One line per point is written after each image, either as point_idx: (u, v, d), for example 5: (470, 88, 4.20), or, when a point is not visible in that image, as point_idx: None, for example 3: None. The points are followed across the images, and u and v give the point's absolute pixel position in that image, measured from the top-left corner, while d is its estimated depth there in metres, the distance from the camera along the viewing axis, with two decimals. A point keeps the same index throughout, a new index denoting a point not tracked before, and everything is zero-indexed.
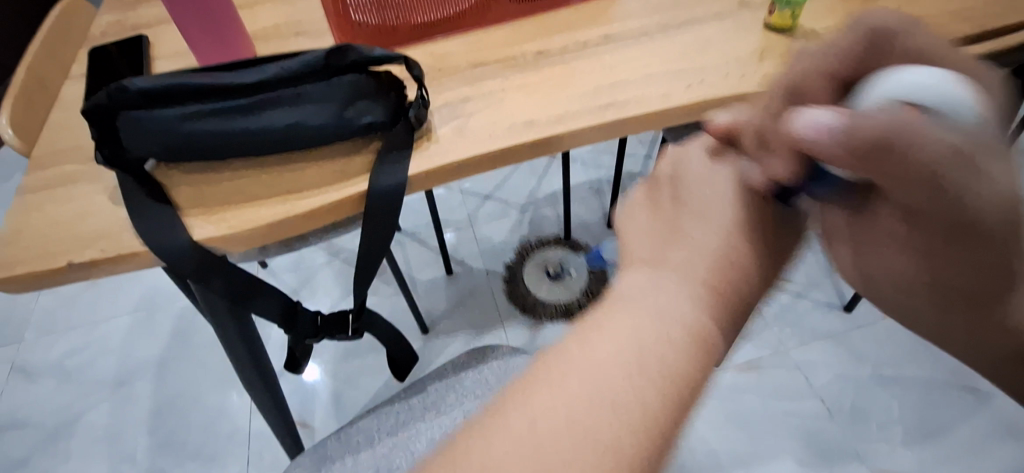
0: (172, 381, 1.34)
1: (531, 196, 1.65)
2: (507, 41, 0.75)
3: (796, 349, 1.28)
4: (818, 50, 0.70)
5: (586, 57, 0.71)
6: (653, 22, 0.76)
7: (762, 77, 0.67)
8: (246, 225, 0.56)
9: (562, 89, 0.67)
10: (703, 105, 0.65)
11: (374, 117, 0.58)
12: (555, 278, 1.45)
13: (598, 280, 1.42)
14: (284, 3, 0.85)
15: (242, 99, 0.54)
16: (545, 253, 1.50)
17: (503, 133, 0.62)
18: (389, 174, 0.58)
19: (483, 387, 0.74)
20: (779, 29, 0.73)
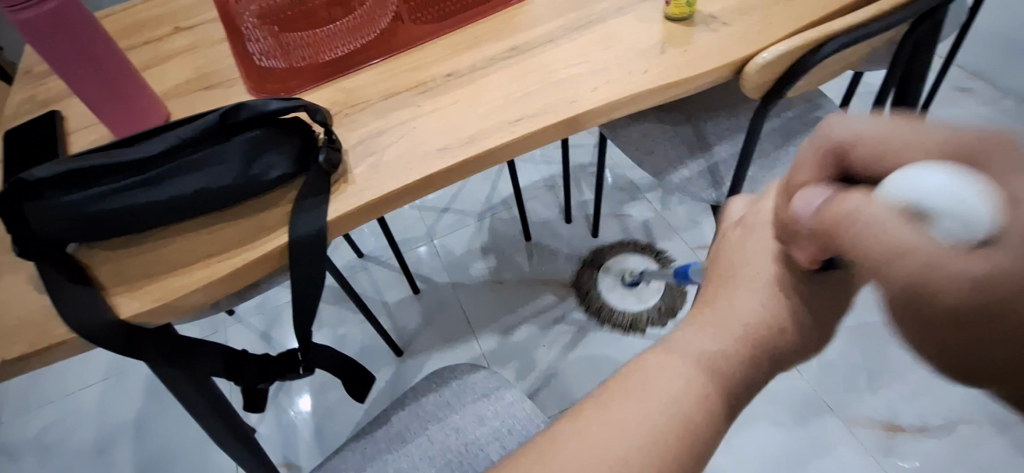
0: (153, 442, 1.33)
1: (488, 201, 1.66)
2: (417, 66, 0.75)
3: None
4: (716, 33, 0.72)
5: (494, 73, 0.72)
6: (559, 26, 0.78)
7: (665, 68, 0.69)
8: (169, 295, 0.56)
9: (472, 110, 0.67)
10: (610, 106, 0.66)
11: (283, 167, 0.59)
12: (630, 285, 1.38)
13: (675, 295, 1.36)
14: (193, 56, 0.85)
15: (145, 171, 0.55)
16: (620, 259, 1.44)
17: (417, 163, 0.63)
18: (307, 222, 0.58)
19: (444, 408, 0.75)
20: (676, 18, 0.75)
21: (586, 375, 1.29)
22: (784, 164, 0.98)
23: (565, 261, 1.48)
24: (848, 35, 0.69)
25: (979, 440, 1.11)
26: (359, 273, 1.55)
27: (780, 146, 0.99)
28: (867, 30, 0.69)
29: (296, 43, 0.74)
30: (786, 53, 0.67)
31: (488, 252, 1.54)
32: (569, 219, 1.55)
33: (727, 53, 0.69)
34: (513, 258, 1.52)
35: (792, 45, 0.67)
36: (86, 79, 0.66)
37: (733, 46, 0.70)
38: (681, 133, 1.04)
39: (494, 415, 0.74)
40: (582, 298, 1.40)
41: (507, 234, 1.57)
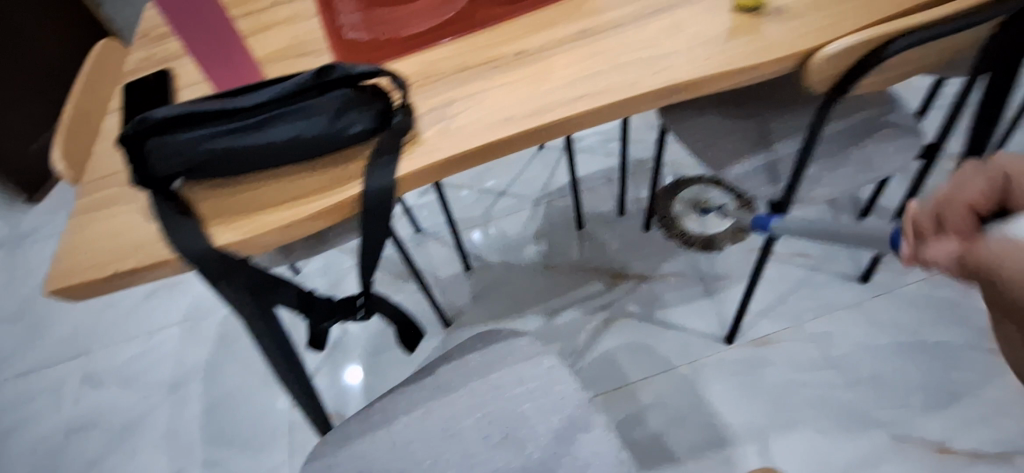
0: (222, 382, 1.46)
1: (545, 189, 1.69)
2: (489, 44, 0.80)
3: (811, 321, 1.29)
4: (786, 25, 0.73)
5: (562, 53, 0.76)
6: (629, 11, 0.80)
7: (729, 56, 0.70)
8: (256, 230, 0.63)
9: (538, 85, 0.72)
10: (671, 89, 0.69)
11: (362, 125, 0.65)
12: (703, 212, 1.52)
13: (738, 231, 1.47)
14: (288, 26, 0.93)
15: (249, 119, 0.62)
16: (689, 190, 1.57)
17: (483, 131, 0.68)
18: (380, 176, 0.64)
19: (487, 367, 0.80)
20: (746, 9, 0.75)
21: (627, 364, 1.30)
22: (850, 165, 0.95)
23: (615, 252, 1.50)
24: (920, 32, 0.68)
25: None
26: (416, 247, 1.63)
27: (847, 146, 0.97)
28: (934, 30, 0.69)
29: None
30: (855, 46, 0.67)
31: (541, 237, 1.58)
32: (623, 211, 1.56)
33: (795, 44, 0.70)
34: (564, 245, 1.55)
35: (861, 39, 0.67)
36: (196, 35, 0.75)
37: (802, 38, 0.71)
38: (744, 128, 1.04)
39: (534, 378, 0.78)
40: (665, 222, 1.52)
41: (560, 222, 1.60)
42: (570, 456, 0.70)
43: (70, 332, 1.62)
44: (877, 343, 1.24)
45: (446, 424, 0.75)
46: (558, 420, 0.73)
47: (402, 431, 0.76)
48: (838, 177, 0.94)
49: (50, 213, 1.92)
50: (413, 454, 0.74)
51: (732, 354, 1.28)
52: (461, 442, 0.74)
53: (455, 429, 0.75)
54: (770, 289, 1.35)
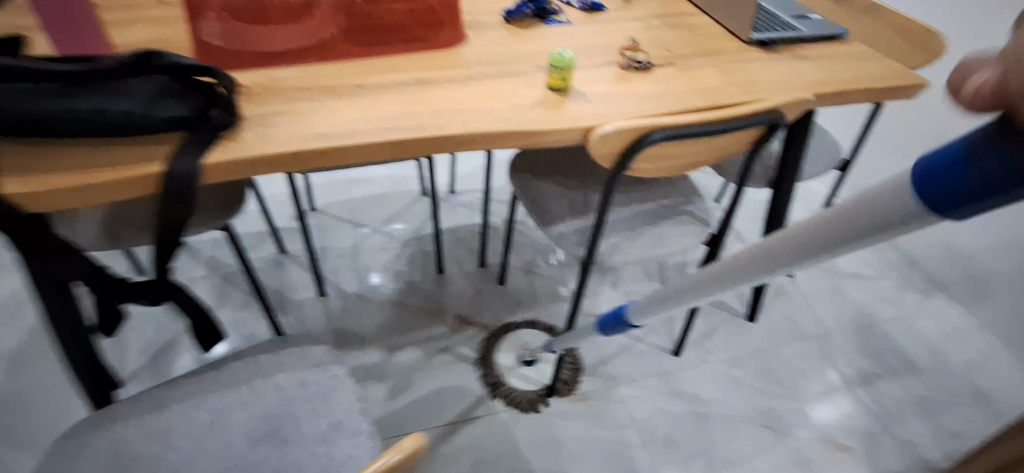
0: (16, 377, 1.33)
1: (416, 232, 1.77)
2: (335, 74, 0.89)
3: (624, 384, 1.41)
4: (582, 107, 0.88)
5: (394, 92, 0.87)
6: (464, 73, 0.94)
7: (528, 121, 0.84)
8: (45, 186, 0.65)
9: (361, 113, 0.81)
10: (474, 137, 0.80)
11: (177, 111, 0.71)
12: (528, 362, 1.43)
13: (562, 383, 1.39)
14: (158, 25, 0.99)
15: (66, 86, 0.67)
16: (520, 336, 1.49)
17: (299, 140, 0.75)
18: (185, 160, 0.69)
19: (275, 368, 0.82)
20: (555, 89, 0.91)
21: (450, 406, 1.34)
22: (646, 241, 1.11)
23: (468, 299, 1.58)
24: (673, 129, 0.85)
25: None
26: (275, 267, 1.62)
27: (648, 224, 1.14)
28: (688, 130, 0.85)
29: (240, 31, 0.90)
30: (623, 131, 0.82)
31: (401, 276, 1.63)
32: (483, 263, 1.66)
33: (582, 122, 0.85)
34: (421, 286, 1.61)
35: (628, 126, 0.83)
36: (50, 10, 0.80)
37: (589, 119, 0.86)
38: (571, 196, 1.18)
39: (316, 383, 0.81)
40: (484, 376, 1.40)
41: (423, 264, 1.67)
42: (326, 457, 0.73)
43: None
44: (675, 411, 1.38)
45: (214, 416, 0.77)
46: (327, 423, 0.77)
47: (168, 420, 0.76)
48: (635, 249, 1.10)
49: None
50: (171, 441, 0.73)
51: (551, 407, 1.36)
52: (224, 435, 0.75)
53: (223, 423, 0.76)
54: (596, 352, 1.47)
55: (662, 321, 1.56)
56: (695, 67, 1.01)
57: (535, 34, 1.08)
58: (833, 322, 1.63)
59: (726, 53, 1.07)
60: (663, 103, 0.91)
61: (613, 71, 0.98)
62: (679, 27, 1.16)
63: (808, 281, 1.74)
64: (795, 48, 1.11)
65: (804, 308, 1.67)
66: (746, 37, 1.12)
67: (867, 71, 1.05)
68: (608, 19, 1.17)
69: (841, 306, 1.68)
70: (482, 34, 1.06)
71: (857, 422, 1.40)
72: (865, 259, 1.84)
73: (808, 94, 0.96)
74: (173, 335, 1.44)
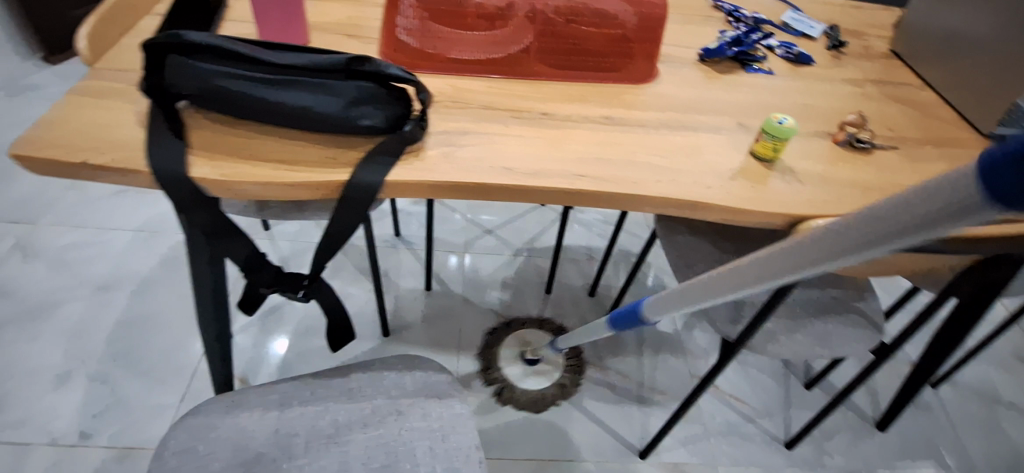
0: (147, 301, 1.41)
1: (529, 242, 1.71)
2: (523, 96, 0.83)
3: (726, 467, 1.29)
4: (790, 186, 0.76)
5: (584, 130, 0.79)
6: (656, 117, 0.84)
7: (730, 195, 0.73)
8: (236, 175, 0.64)
9: (550, 150, 0.74)
10: (667, 202, 0.71)
11: (373, 120, 0.67)
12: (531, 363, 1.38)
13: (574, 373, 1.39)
14: (351, 7, 0.97)
15: (277, 74, 0.64)
16: (521, 337, 1.44)
17: (483, 170, 0.69)
18: (371, 174, 0.65)
19: (400, 390, 0.79)
20: (761, 157, 0.79)
21: (537, 441, 1.28)
22: (806, 336, 0.98)
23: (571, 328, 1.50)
24: None
25: None
26: (387, 248, 1.62)
27: (812, 315, 1.00)
28: None
29: (435, 32, 0.86)
30: None
31: (508, 285, 1.59)
32: (592, 293, 1.58)
33: (791, 206, 0.74)
34: (526, 302, 1.55)
35: None
36: None
37: (799, 203, 0.74)
38: (726, 262, 1.06)
39: (438, 418, 0.77)
40: (484, 377, 1.36)
41: (531, 279, 1.61)
42: None
43: (24, 196, 1.59)
44: None
45: (339, 430, 0.74)
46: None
47: (294, 422, 0.74)
48: (790, 342, 0.97)
49: (59, 79, 1.92)
50: (296, 450, 0.72)
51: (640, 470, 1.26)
52: (343, 453, 0.72)
53: (345, 440, 0.73)
54: (700, 421, 1.35)
55: (777, 404, 1.40)
56: (923, 159, 0.86)
57: (733, 81, 0.96)
58: (979, 457, 1.40)
59: (959, 147, 0.91)
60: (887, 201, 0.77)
61: (825, 145, 0.85)
62: (902, 101, 1.00)
63: (957, 400, 1.50)
64: None
65: (944, 430, 1.44)
66: (987, 130, 0.95)
67: None
68: (816, 75, 1.03)
69: (992, 440, 1.44)
70: (676, 71, 0.96)
71: None
72: None
73: None
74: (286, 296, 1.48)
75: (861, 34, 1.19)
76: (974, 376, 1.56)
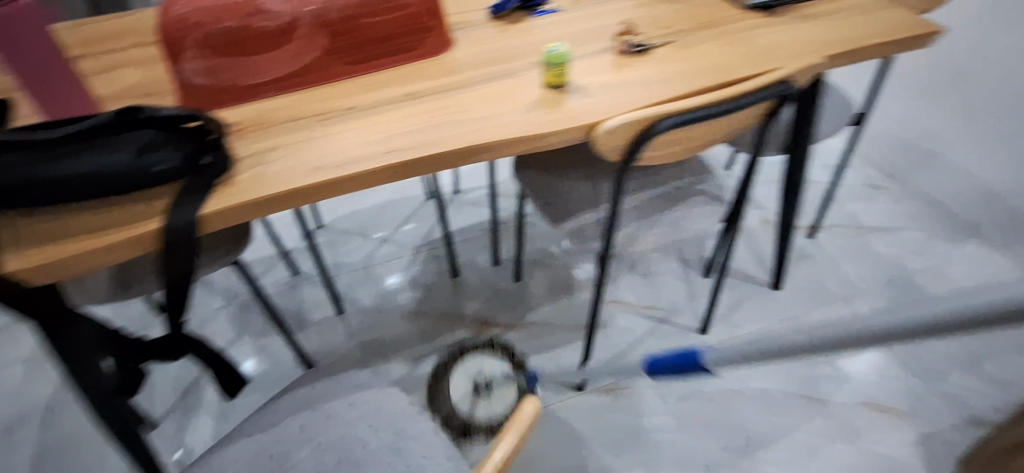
0: (54, 428, 1.35)
1: (426, 238, 1.75)
2: (326, 98, 0.87)
3: (654, 369, 1.40)
4: (581, 102, 0.85)
5: (387, 110, 0.84)
6: (456, 80, 0.90)
7: (529, 125, 0.81)
8: (46, 257, 0.63)
9: (359, 138, 0.78)
10: (474, 150, 0.77)
11: (170, 163, 0.69)
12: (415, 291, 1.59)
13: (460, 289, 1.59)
14: (140, 68, 0.97)
15: (51, 151, 0.65)
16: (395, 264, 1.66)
17: (296, 175, 0.73)
18: (184, 212, 0.67)
19: (303, 406, 0.82)
20: (552, 86, 0.87)
21: None
22: None
23: (485, 301, 1.56)
24: (679, 114, 0.81)
25: None
26: (289, 290, 1.62)
27: (661, 209, 1.11)
28: (696, 113, 0.82)
29: (224, 66, 0.87)
30: (628, 123, 0.79)
31: (418, 281, 1.63)
32: (496, 262, 1.64)
33: (585, 118, 0.82)
34: (438, 293, 1.59)
35: (634, 117, 0.80)
36: (30, 75, 0.78)
37: (591, 114, 0.83)
38: (579, 189, 1.15)
39: (367, 401, 0.80)
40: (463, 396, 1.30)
41: (436, 270, 1.65)
42: None
43: None
44: (709, 390, 1.35)
45: (277, 463, 0.74)
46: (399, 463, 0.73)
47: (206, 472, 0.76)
48: None
49: None
50: None
51: (582, 401, 1.35)
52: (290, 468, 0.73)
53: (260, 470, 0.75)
54: (622, 339, 1.46)
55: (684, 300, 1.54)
56: (694, 44, 0.97)
57: (521, 28, 1.04)
58: (861, 280, 1.58)
59: (724, 23, 1.02)
60: (667, 87, 0.87)
61: (609, 57, 0.94)
62: (674, 0, 1.11)
63: (832, 241, 1.68)
64: (797, 8, 1.06)
65: (828, 269, 1.61)
66: (744, 2, 1.06)
67: (876, 25, 0.99)
68: (596, 0, 1.12)
69: (868, 262, 1.62)
70: (469, 34, 1.02)
71: (896, 384, 1.35)
72: (888, 211, 1.75)
73: (818, 57, 0.91)
74: (199, 371, 1.44)
75: None
76: (840, 216, 1.75)
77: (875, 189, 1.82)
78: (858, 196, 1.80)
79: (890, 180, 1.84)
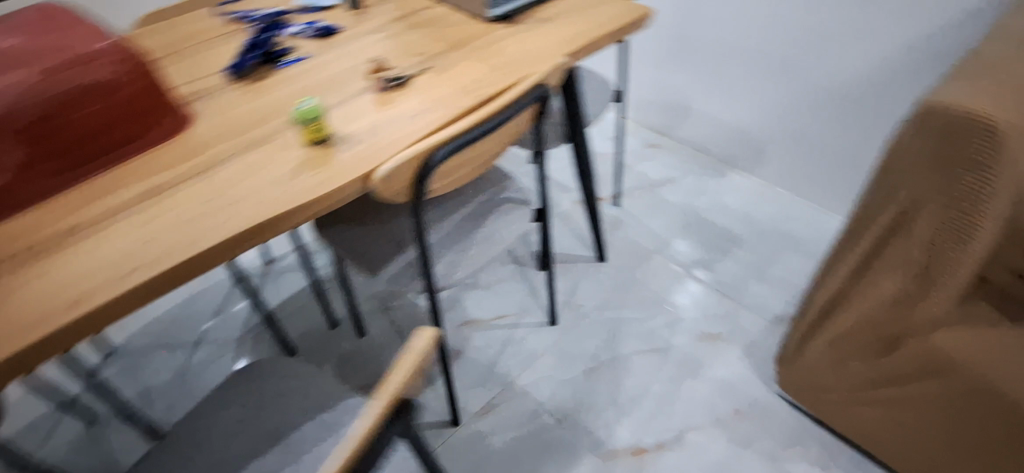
0: None
1: (248, 323, 1.55)
2: (40, 225, 0.74)
3: (521, 375, 1.42)
4: (351, 152, 0.81)
5: (124, 223, 0.72)
6: (200, 162, 0.81)
7: (295, 193, 0.75)
8: None
9: (88, 264, 0.68)
10: (234, 241, 0.71)
11: None
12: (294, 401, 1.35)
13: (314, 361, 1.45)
14: None
15: None
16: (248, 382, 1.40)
17: (11, 333, 0.63)
18: None
19: None
20: (313, 143, 0.82)
21: None
22: (478, 246, 1.09)
23: (334, 368, 1.44)
24: (452, 141, 0.81)
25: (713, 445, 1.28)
26: (90, 441, 1.33)
27: (473, 230, 1.11)
28: (469, 135, 0.82)
29: None
30: (403, 164, 0.77)
31: None
32: (333, 324, 1.52)
33: (358, 168, 0.78)
34: None
35: (407, 156, 0.78)
36: None
37: (363, 161, 0.80)
38: (387, 231, 1.11)
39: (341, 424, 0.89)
40: None
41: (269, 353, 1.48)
42: None
43: None
44: (574, 376, 1.41)
45: None
46: None
47: None
48: (469, 260, 1.07)
49: None
50: None
51: (462, 434, 1.32)
52: None
53: None
54: (483, 357, 1.46)
55: (528, 298, 1.58)
56: (451, 65, 0.98)
57: (270, 84, 0.96)
58: (666, 230, 1.77)
59: (474, 39, 1.05)
60: (434, 116, 0.87)
61: (371, 98, 0.91)
62: (422, 25, 1.11)
63: (635, 202, 1.86)
64: (534, 13, 1.13)
65: (638, 228, 1.78)
66: (486, 16, 1.10)
67: (602, 17, 1.10)
68: (345, 39, 1.08)
69: (668, 212, 1.82)
70: (212, 105, 0.92)
71: (717, 310, 1.54)
72: (668, 164, 2.00)
73: (561, 56, 0.98)
74: None
75: None
76: (635, 178, 1.94)
77: (653, 148, 2.06)
78: (643, 157, 2.03)
79: (663, 137, 2.11)
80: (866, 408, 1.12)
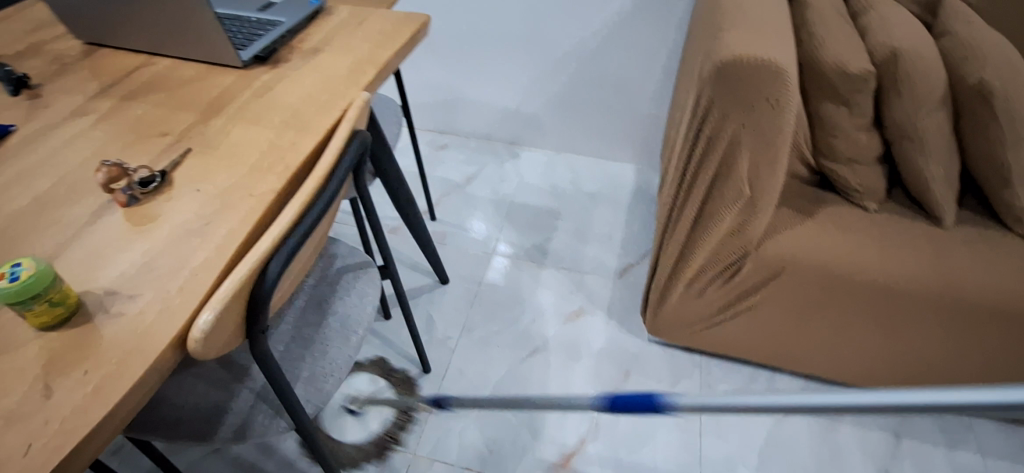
0: None
1: None
2: None
3: (417, 445, 1.25)
4: (128, 315, 0.56)
5: None
6: None
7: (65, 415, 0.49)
8: None
9: None
10: None
11: None
12: None
13: None
14: None
15: None
16: None
17: None
18: None
19: None
20: (57, 323, 0.55)
21: None
22: (334, 339, 0.88)
23: None
24: (282, 246, 0.59)
25: (623, 417, 1.30)
26: None
27: (320, 322, 0.89)
28: (302, 230, 0.61)
29: None
30: (227, 304, 0.55)
31: None
32: None
33: (152, 333, 0.54)
34: None
35: (228, 291, 0.55)
36: None
37: (157, 319, 0.55)
38: (208, 372, 0.83)
39: None
40: None
41: None
42: None
43: None
44: (473, 417, 1.29)
45: None
46: None
47: None
48: (331, 362, 0.86)
49: None
50: None
51: None
52: None
53: None
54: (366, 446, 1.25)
55: (387, 354, 1.40)
56: (219, 140, 0.74)
57: None
58: (490, 226, 1.71)
59: (233, 96, 0.81)
60: (233, 217, 0.64)
61: (120, 219, 0.64)
62: (147, 93, 0.82)
63: (448, 210, 1.77)
64: (294, 46, 0.92)
65: (464, 234, 1.69)
66: (235, 62, 0.86)
67: (378, 35, 0.95)
68: (33, 142, 0.75)
69: (484, 209, 1.77)
70: None
71: (571, 285, 1.55)
72: (462, 160, 1.94)
73: (358, 91, 0.81)
74: None
75: (31, 54, 0.91)
76: (438, 185, 1.85)
77: (442, 149, 1.99)
78: (435, 162, 1.94)
79: (446, 135, 2.04)
80: (727, 325, 1.25)
